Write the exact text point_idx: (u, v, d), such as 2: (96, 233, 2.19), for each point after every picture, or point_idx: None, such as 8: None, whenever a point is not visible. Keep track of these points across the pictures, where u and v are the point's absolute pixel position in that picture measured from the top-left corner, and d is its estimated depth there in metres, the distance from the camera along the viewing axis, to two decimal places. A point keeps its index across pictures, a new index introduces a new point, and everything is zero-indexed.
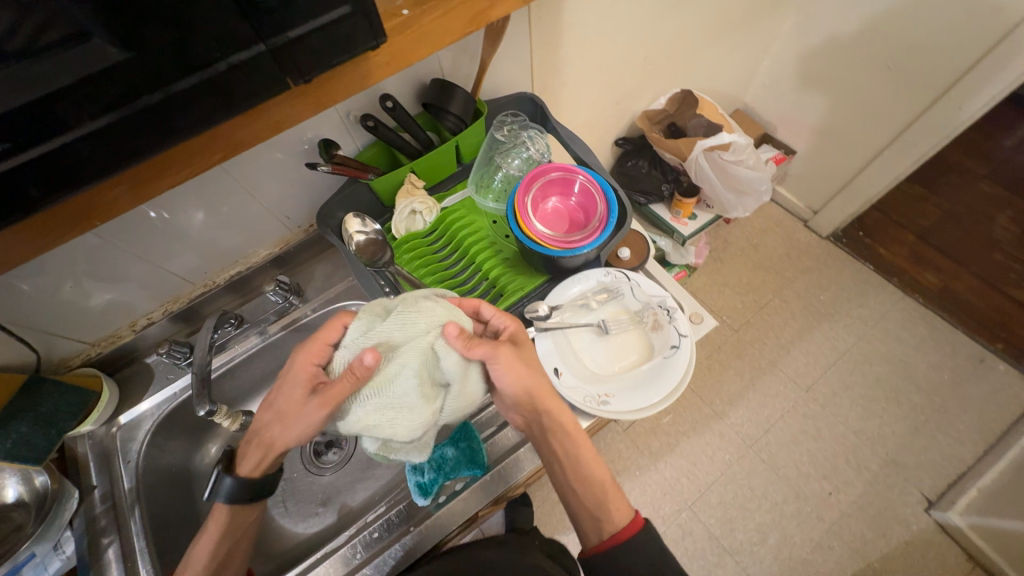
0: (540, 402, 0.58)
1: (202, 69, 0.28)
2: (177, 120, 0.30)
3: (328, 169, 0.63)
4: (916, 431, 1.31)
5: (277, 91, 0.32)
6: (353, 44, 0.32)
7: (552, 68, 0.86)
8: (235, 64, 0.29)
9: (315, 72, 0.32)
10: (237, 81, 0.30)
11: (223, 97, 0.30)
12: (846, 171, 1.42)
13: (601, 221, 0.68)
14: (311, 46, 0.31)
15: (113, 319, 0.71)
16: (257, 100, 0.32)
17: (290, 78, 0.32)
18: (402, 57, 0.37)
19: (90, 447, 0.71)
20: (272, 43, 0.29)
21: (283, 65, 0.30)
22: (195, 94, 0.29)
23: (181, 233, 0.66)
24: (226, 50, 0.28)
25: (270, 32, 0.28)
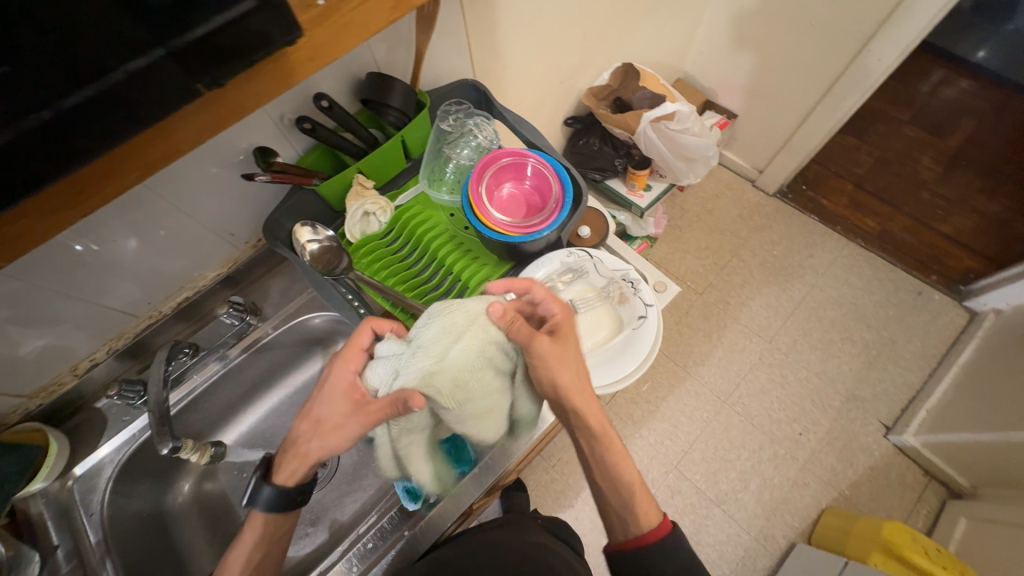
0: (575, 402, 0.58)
1: (96, 80, 0.25)
2: (76, 139, 0.27)
3: (267, 178, 0.60)
4: (870, 365, 1.41)
5: (188, 96, 0.29)
6: (267, 40, 0.30)
7: (492, 52, 0.84)
8: (134, 71, 0.26)
9: (228, 74, 0.30)
10: (140, 91, 0.27)
11: (125, 109, 0.27)
12: (785, 130, 1.48)
13: (557, 202, 0.68)
14: (220, 47, 0.28)
15: (50, 367, 0.65)
16: (167, 111, 0.29)
17: (200, 83, 0.29)
18: (327, 52, 0.35)
19: (45, 506, 0.65)
20: (173, 46, 0.26)
21: (191, 69, 0.28)
22: (92, 109, 0.26)
23: (113, 264, 0.61)
24: (121, 57, 0.25)
25: (169, 34, 0.26)
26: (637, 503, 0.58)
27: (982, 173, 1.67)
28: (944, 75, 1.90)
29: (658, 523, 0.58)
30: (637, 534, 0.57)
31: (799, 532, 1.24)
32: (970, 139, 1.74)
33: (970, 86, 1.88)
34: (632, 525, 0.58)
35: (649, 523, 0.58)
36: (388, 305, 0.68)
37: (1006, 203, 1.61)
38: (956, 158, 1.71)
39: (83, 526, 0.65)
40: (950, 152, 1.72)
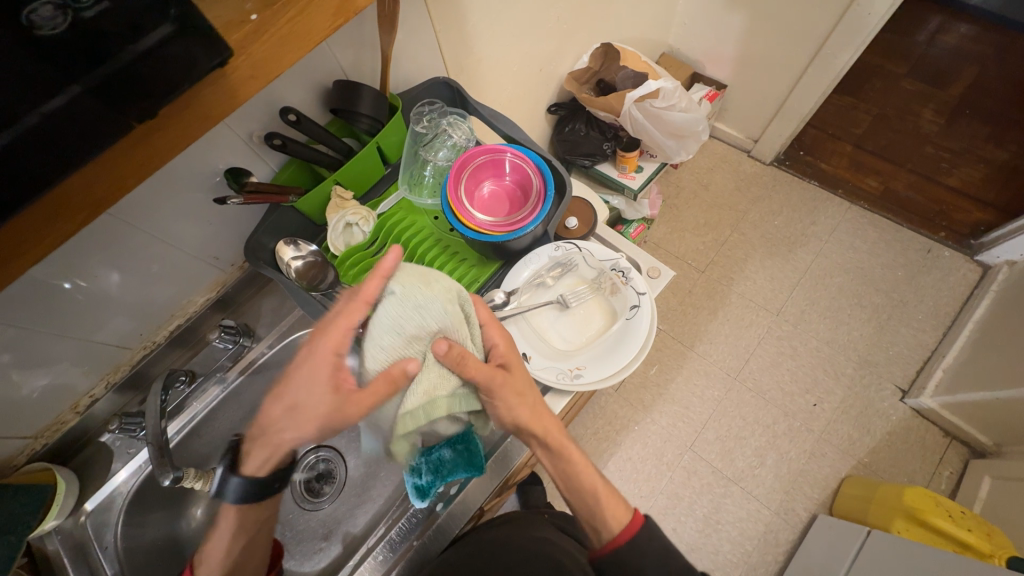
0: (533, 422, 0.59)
1: (11, 124, 0.24)
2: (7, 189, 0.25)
3: (241, 200, 0.58)
4: (881, 329, 1.38)
5: (118, 131, 0.28)
6: (194, 66, 0.29)
7: (463, 45, 0.82)
8: (50, 111, 0.25)
9: (155, 101, 0.29)
10: (60, 133, 0.26)
11: (49, 154, 0.26)
12: (778, 94, 1.44)
13: (539, 195, 0.66)
14: (140, 75, 0.27)
15: (51, 406, 0.65)
16: (99, 150, 0.28)
17: (131, 116, 0.28)
18: (268, 67, 0.34)
19: (61, 542, 0.67)
20: (88, 80, 0.26)
21: (116, 103, 0.27)
22: (16, 155, 0.25)
23: (99, 300, 0.61)
24: (34, 99, 0.25)
25: (81, 68, 0.26)
26: (605, 500, 0.59)
27: (987, 120, 1.62)
28: (941, 22, 1.83)
29: (629, 519, 0.58)
30: (610, 537, 0.58)
31: (819, 504, 1.23)
32: (972, 87, 1.68)
33: (969, 31, 1.81)
34: (604, 524, 0.58)
35: (620, 522, 0.58)
36: None
37: (1013, 150, 1.56)
38: (959, 107, 1.65)
39: (100, 560, 0.67)
40: (953, 102, 1.66)
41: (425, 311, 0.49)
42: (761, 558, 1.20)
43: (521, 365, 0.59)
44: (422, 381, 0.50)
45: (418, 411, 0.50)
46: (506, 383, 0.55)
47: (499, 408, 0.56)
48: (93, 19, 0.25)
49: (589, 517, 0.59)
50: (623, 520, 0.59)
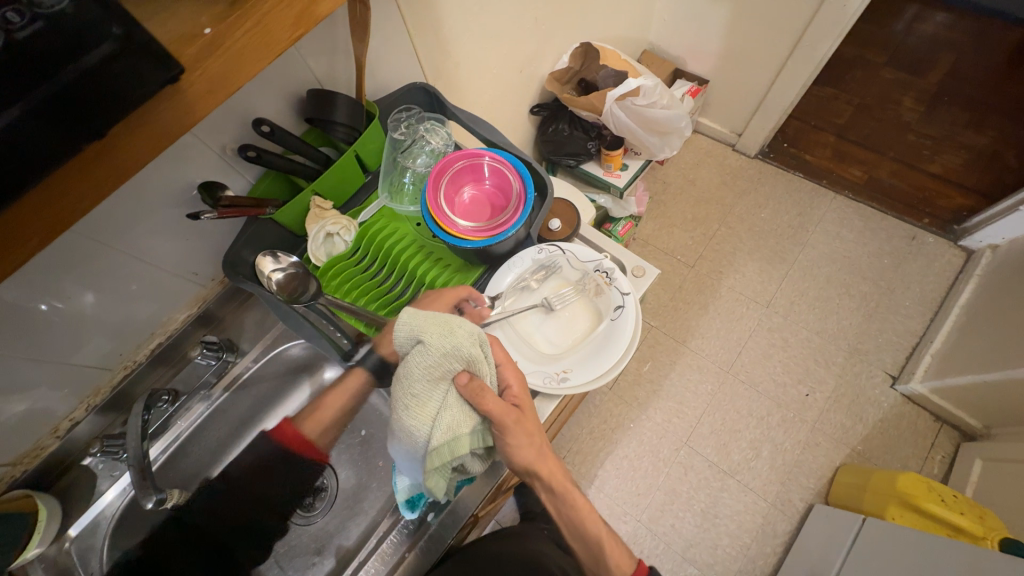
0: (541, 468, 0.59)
1: None
2: None
3: (215, 216, 0.57)
4: (869, 317, 1.40)
5: (66, 153, 0.27)
6: (143, 81, 0.28)
7: (440, 49, 0.81)
8: None
9: (102, 120, 0.28)
10: (1, 159, 0.25)
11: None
12: (760, 87, 1.45)
13: (519, 198, 0.65)
14: (85, 93, 0.27)
15: (28, 432, 0.64)
16: (46, 172, 0.27)
17: (79, 136, 0.27)
18: (225, 81, 0.33)
19: (45, 570, 0.66)
20: (28, 101, 0.25)
21: (60, 123, 0.27)
22: None
23: (76, 321, 0.60)
24: None
25: (21, 88, 0.25)
26: (608, 548, 0.63)
27: (966, 107, 1.64)
28: (918, 11, 1.85)
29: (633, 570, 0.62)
30: None
31: (815, 493, 1.23)
32: (951, 74, 1.70)
33: (945, 20, 1.83)
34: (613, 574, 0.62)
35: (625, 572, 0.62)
36: (363, 326, 0.67)
37: (992, 135, 1.58)
38: (938, 95, 1.67)
39: None
40: (932, 89, 1.68)
41: (453, 353, 0.50)
42: (759, 550, 1.20)
43: (532, 408, 0.59)
44: (446, 417, 0.50)
45: (444, 448, 0.51)
46: (522, 424, 0.56)
47: (513, 449, 0.56)
48: (26, 40, 0.24)
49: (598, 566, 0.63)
50: (626, 572, 0.63)
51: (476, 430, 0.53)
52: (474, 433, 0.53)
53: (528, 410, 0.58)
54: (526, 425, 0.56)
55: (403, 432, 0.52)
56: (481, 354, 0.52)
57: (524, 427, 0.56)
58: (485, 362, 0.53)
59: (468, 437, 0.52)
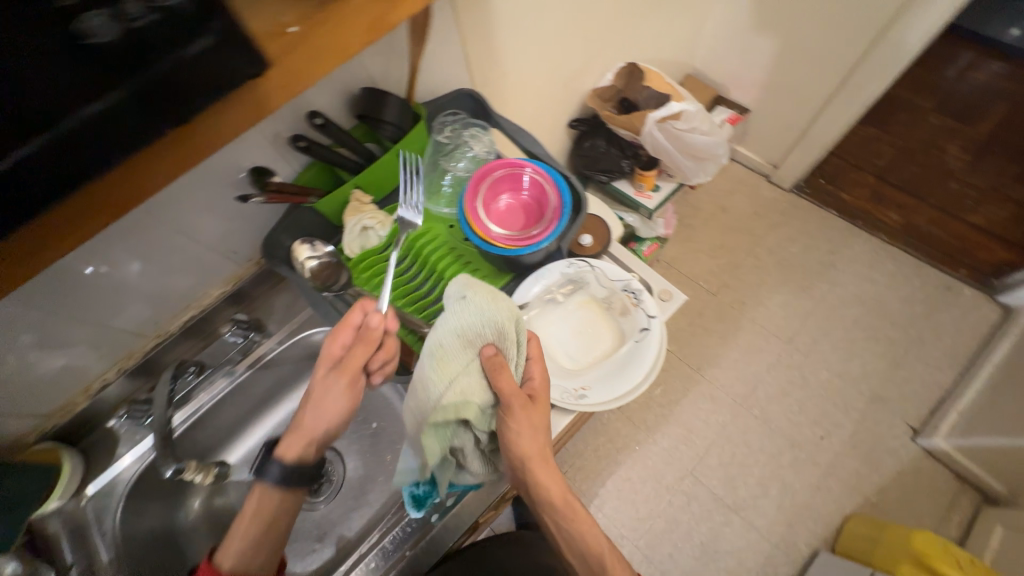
0: (540, 469, 0.57)
1: (51, 126, 0.25)
2: (45, 187, 0.27)
3: (263, 199, 0.60)
4: (895, 364, 1.36)
5: (151, 135, 0.29)
6: (232, 72, 0.30)
7: (490, 58, 0.83)
8: (90, 116, 0.26)
9: (192, 108, 0.30)
10: (99, 137, 0.27)
11: (90, 155, 0.27)
12: (801, 121, 1.44)
13: (555, 211, 0.66)
14: (178, 81, 0.28)
15: (63, 389, 0.67)
16: (134, 149, 0.29)
17: (166, 119, 0.29)
18: (300, 77, 0.34)
19: (61, 524, 0.66)
20: (129, 86, 0.26)
21: (150, 107, 0.28)
22: (53, 156, 0.26)
23: (119, 286, 0.62)
24: (74, 103, 0.25)
25: (124, 73, 0.26)
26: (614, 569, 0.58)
27: (1015, 160, 1.59)
28: (973, 59, 1.81)
29: None
30: None
31: (822, 539, 1.20)
32: (1002, 125, 1.66)
33: (1001, 70, 1.78)
34: None
35: None
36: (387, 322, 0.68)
37: None
38: (986, 145, 1.62)
39: (97, 545, 0.66)
40: (980, 139, 1.63)
41: (486, 321, 0.52)
42: None
43: (545, 406, 0.59)
44: (463, 379, 0.51)
45: (451, 408, 0.50)
46: (530, 412, 0.55)
47: (515, 436, 0.55)
48: (140, 30, 0.25)
49: None
50: None
51: (484, 407, 0.53)
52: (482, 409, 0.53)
53: (539, 406, 0.58)
54: (534, 417, 0.56)
55: (417, 384, 0.52)
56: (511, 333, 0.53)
57: (531, 417, 0.55)
58: (513, 343, 0.54)
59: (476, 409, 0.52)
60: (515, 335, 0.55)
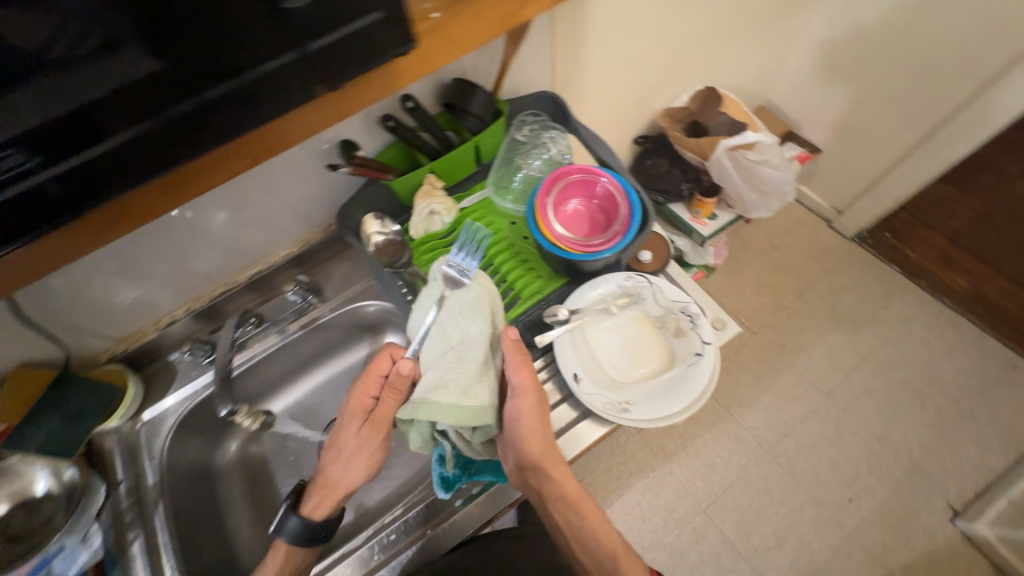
0: (550, 453, 0.60)
1: (236, 76, 0.30)
2: (219, 126, 0.32)
3: (350, 170, 0.64)
4: (942, 438, 1.28)
5: (305, 96, 0.33)
6: (384, 49, 0.33)
7: (573, 65, 0.84)
8: (267, 72, 0.31)
9: (342, 77, 0.34)
10: (268, 91, 0.32)
11: (257, 106, 0.32)
12: (875, 170, 1.38)
13: (623, 225, 0.66)
14: (339, 51, 0.32)
15: (137, 317, 0.72)
16: (290, 105, 0.34)
17: (321, 84, 0.33)
18: (434, 60, 0.38)
19: (117, 442, 0.71)
20: (301, 50, 0.30)
21: (312, 72, 0.32)
22: (230, 100, 0.31)
23: (205, 232, 0.67)
24: (257, 59, 0.30)
25: (302, 39, 0.30)
26: (623, 564, 0.60)
27: None
28: None
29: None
30: None
31: None
32: None
33: None
34: None
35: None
36: None
37: None
38: None
39: (144, 466, 0.70)
40: None
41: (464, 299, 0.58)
42: None
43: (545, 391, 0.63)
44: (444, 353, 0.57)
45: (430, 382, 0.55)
46: (535, 392, 0.60)
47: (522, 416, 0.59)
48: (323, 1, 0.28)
49: None
50: None
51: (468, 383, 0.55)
52: (466, 384, 0.55)
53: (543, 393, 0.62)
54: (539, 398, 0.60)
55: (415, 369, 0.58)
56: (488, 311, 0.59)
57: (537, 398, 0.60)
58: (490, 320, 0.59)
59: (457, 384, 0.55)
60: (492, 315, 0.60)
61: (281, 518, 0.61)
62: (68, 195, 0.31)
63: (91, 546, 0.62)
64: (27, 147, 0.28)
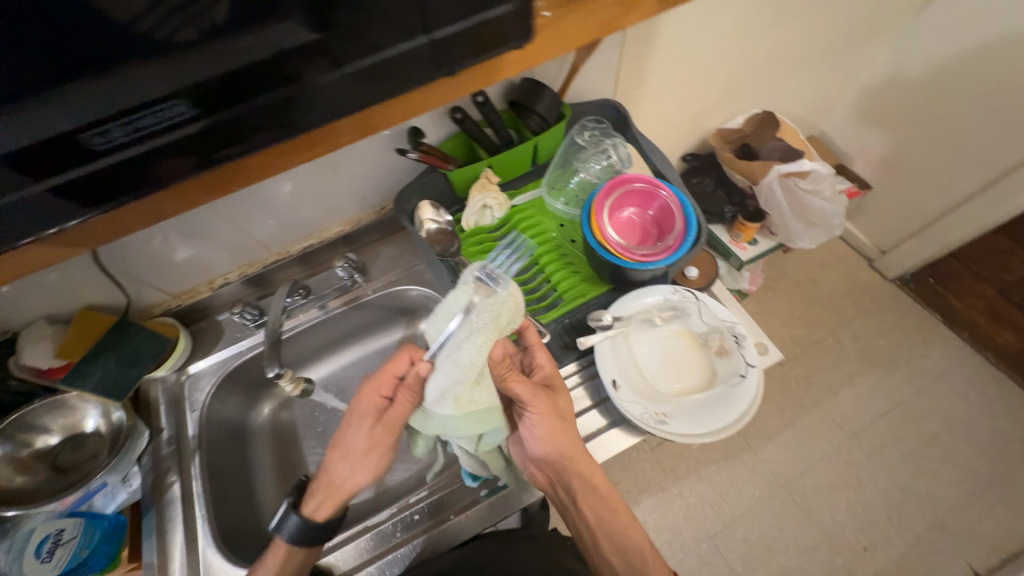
0: (571, 459, 0.59)
1: (376, 53, 0.36)
2: (353, 96, 0.38)
3: (416, 156, 0.66)
4: (971, 497, 1.23)
5: (426, 78, 0.39)
6: (501, 40, 0.39)
7: (636, 77, 0.85)
8: (401, 50, 0.36)
9: (459, 64, 0.39)
10: (399, 70, 0.38)
11: (386, 82, 0.38)
12: (928, 213, 1.34)
13: (676, 240, 0.66)
14: (462, 40, 0.38)
15: (194, 275, 0.75)
16: (413, 85, 0.39)
17: (440, 68, 0.39)
18: (541, 50, 0.43)
19: (162, 391, 0.74)
20: (432, 35, 0.36)
21: (437, 57, 0.38)
22: (367, 74, 0.37)
23: (270, 201, 0.70)
24: (396, 40, 0.36)
25: (436, 27, 0.36)
26: (648, 558, 0.61)
27: None
28: None
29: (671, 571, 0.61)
30: None
31: None
32: None
33: None
34: None
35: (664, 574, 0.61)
36: None
37: None
38: None
39: (185, 417, 0.73)
40: None
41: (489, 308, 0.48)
42: None
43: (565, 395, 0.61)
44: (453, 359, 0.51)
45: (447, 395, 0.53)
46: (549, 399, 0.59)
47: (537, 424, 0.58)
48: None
49: None
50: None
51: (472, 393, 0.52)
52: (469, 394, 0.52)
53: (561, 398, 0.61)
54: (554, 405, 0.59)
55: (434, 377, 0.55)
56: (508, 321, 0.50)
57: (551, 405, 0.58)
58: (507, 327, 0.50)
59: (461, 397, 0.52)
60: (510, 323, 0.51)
61: (282, 516, 0.58)
62: (209, 143, 0.36)
63: (130, 486, 0.65)
64: (193, 100, 0.33)
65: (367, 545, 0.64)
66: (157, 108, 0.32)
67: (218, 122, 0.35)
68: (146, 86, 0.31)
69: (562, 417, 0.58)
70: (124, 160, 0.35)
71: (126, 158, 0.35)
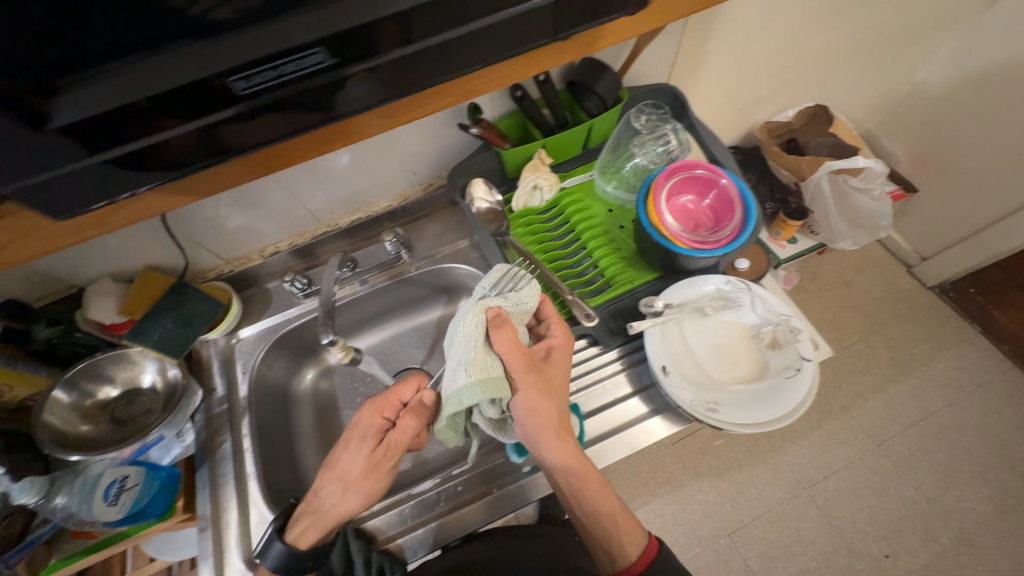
0: (552, 431, 0.56)
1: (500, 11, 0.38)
2: (472, 54, 0.41)
3: (477, 132, 0.66)
4: (1000, 513, 1.21)
5: (538, 38, 0.42)
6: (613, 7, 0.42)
7: (692, 64, 0.83)
8: (523, 11, 0.39)
9: (569, 28, 0.42)
10: (517, 30, 0.40)
11: (502, 41, 0.41)
12: (976, 221, 1.29)
13: (733, 231, 0.65)
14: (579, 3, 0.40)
15: (248, 242, 0.77)
16: (525, 47, 0.42)
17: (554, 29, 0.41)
18: (640, 23, 0.46)
19: (214, 352, 0.77)
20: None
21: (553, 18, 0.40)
22: (491, 32, 0.39)
23: (326, 172, 0.71)
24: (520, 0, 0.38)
25: None
26: (620, 527, 0.60)
27: None
28: None
29: (645, 544, 0.60)
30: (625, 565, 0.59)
31: None
32: None
33: None
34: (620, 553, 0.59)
35: (636, 547, 0.60)
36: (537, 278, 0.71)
37: None
38: None
39: (235, 377, 0.75)
40: None
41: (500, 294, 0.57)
42: None
43: (563, 369, 0.59)
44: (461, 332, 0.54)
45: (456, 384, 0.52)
46: (539, 371, 0.57)
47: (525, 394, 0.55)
48: None
49: (609, 541, 0.60)
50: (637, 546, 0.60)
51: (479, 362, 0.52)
52: (476, 364, 0.52)
53: (555, 369, 0.59)
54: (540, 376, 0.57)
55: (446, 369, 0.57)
56: (514, 302, 0.57)
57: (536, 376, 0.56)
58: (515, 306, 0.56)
59: (472, 364, 0.52)
60: (516, 302, 0.57)
61: (267, 542, 0.58)
62: (336, 93, 0.39)
63: (183, 442, 0.68)
64: (331, 49, 0.35)
65: (411, 511, 0.66)
66: (303, 54, 0.34)
67: (351, 72, 0.38)
68: (294, 33, 0.33)
69: (549, 386, 0.57)
70: (256, 104, 0.37)
71: (257, 103, 0.37)
